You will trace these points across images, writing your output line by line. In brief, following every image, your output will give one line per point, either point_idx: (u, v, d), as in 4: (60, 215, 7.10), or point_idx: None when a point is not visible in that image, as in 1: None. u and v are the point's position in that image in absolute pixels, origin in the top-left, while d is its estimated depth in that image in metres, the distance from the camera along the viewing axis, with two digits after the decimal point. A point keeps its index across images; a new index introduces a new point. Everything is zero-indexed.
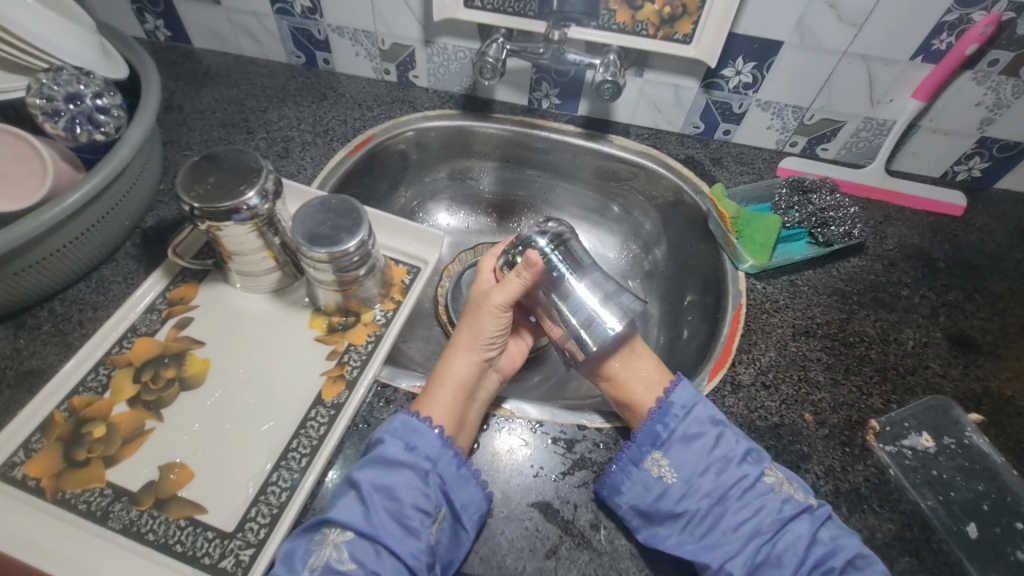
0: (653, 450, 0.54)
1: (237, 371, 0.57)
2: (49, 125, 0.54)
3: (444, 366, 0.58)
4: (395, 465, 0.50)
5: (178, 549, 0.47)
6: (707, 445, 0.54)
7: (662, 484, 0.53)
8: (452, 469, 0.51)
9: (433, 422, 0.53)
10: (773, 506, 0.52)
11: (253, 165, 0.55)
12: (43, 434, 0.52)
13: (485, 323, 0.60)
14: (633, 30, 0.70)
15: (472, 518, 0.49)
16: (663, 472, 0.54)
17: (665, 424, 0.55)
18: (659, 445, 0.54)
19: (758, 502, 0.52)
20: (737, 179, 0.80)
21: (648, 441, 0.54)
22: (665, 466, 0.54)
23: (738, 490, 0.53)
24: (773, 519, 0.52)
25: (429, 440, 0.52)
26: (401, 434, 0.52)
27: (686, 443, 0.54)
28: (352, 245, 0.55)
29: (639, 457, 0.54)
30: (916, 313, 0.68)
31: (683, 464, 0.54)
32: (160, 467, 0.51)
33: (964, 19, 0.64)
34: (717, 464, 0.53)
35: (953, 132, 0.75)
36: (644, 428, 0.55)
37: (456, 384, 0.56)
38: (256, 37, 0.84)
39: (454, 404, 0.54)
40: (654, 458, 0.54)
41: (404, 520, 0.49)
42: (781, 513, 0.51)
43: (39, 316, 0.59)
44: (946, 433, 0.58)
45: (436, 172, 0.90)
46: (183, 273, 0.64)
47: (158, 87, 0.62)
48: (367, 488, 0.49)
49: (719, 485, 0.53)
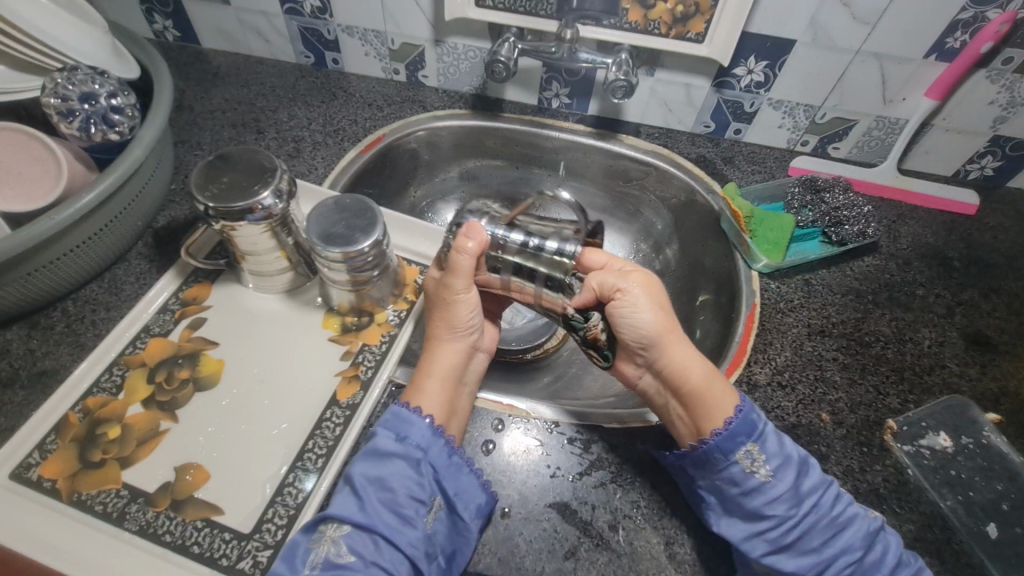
0: (749, 442, 0.49)
1: (252, 372, 0.57)
2: (63, 125, 0.54)
3: (429, 359, 0.57)
4: (386, 456, 0.49)
5: (196, 551, 0.47)
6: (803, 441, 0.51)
7: (755, 481, 0.49)
8: (444, 458, 0.50)
9: (424, 412, 0.52)
10: (862, 517, 0.49)
11: (267, 165, 0.55)
12: (57, 435, 0.51)
13: (458, 308, 0.57)
14: (645, 29, 0.70)
15: (468, 506, 0.48)
16: (758, 468, 0.49)
17: (760, 414, 0.51)
18: (756, 436, 0.50)
19: (850, 512, 0.49)
20: (749, 179, 0.79)
21: (745, 432, 0.50)
22: (762, 462, 0.49)
23: (829, 496, 0.49)
24: (864, 535, 0.48)
25: (420, 430, 0.50)
26: (391, 425, 0.51)
27: (780, 439, 0.50)
28: (366, 245, 0.54)
29: (731, 448, 0.49)
30: (932, 313, 0.68)
31: (783, 460, 0.49)
32: (176, 468, 0.51)
33: (978, 17, 0.63)
34: (809, 465, 0.50)
35: (966, 130, 0.75)
36: (739, 416, 0.50)
37: (444, 373, 0.55)
38: (265, 37, 0.84)
39: (444, 393, 0.53)
40: (749, 451, 0.49)
41: (399, 510, 0.47)
42: (870, 526, 0.49)
43: (52, 317, 0.59)
44: (963, 433, 0.58)
45: (446, 172, 0.89)
46: (195, 274, 0.63)
47: (171, 88, 0.61)
48: (360, 480, 0.48)
49: (814, 486, 0.49)
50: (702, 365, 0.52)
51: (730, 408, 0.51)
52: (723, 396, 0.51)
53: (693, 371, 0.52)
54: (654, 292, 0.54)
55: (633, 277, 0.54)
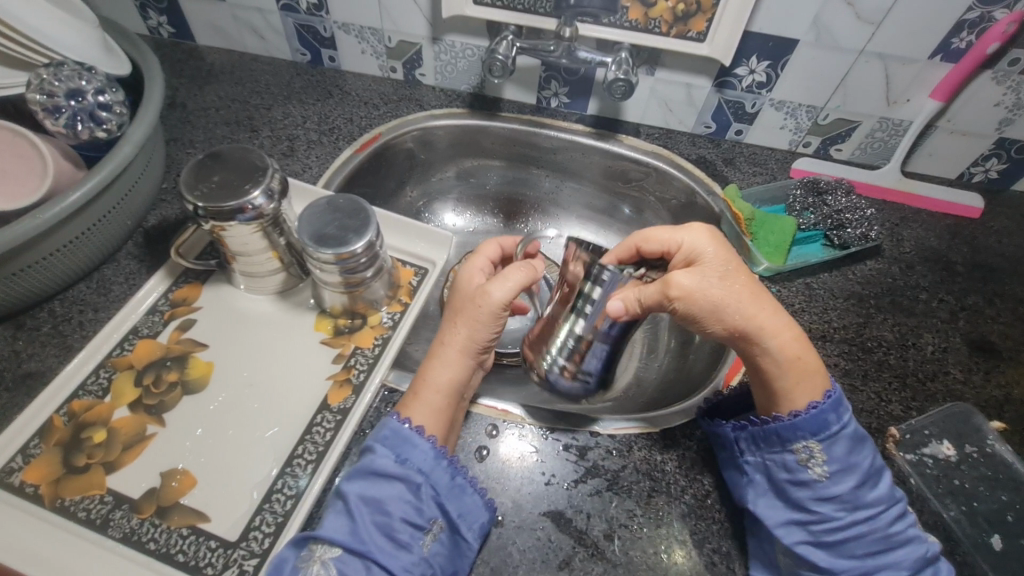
0: (811, 439, 0.49)
1: (241, 375, 0.56)
2: (49, 122, 0.53)
3: (435, 366, 0.54)
4: (384, 477, 0.47)
5: (180, 559, 0.46)
6: (871, 454, 0.49)
7: (808, 475, 0.49)
8: (447, 479, 0.48)
9: (426, 432, 0.50)
10: (921, 540, 0.48)
11: (258, 164, 0.54)
12: (41, 439, 0.50)
13: (476, 326, 0.54)
14: (646, 27, 0.69)
15: (472, 526, 0.47)
16: (814, 465, 0.49)
17: (838, 416, 0.49)
18: (822, 435, 0.48)
19: (910, 533, 0.48)
20: (750, 180, 0.78)
21: (810, 429, 0.49)
22: (820, 461, 0.48)
23: (889, 513, 0.48)
24: (917, 560, 0.47)
25: (422, 451, 0.48)
26: (391, 444, 0.49)
27: (852, 446, 0.49)
28: (359, 246, 0.53)
29: (790, 437, 0.49)
30: (935, 318, 0.66)
31: (844, 466, 0.48)
32: (162, 474, 0.49)
33: (985, 18, 0.62)
34: (875, 478, 0.49)
35: (971, 132, 0.74)
36: (813, 415, 0.49)
37: (450, 389, 0.53)
38: (260, 34, 0.83)
39: (442, 409, 0.51)
40: (809, 446, 0.49)
41: (394, 534, 0.46)
42: (927, 551, 0.48)
43: (38, 317, 0.57)
44: (967, 441, 0.57)
45: (442, 172, 0.88)
46: (186, 274, 0.62)
47: (161, 85, 0.60)
48: (355, 500, 0.46)
49: (876, 500, 0.48)
50: (777, 350, 0.51)
51: (803, 402, 0.50)
52: (815, 376, 0.51)
53: (769, 356, 0.51)
54: (708, 292, 0.50)
55: (677, 277, 0.50)
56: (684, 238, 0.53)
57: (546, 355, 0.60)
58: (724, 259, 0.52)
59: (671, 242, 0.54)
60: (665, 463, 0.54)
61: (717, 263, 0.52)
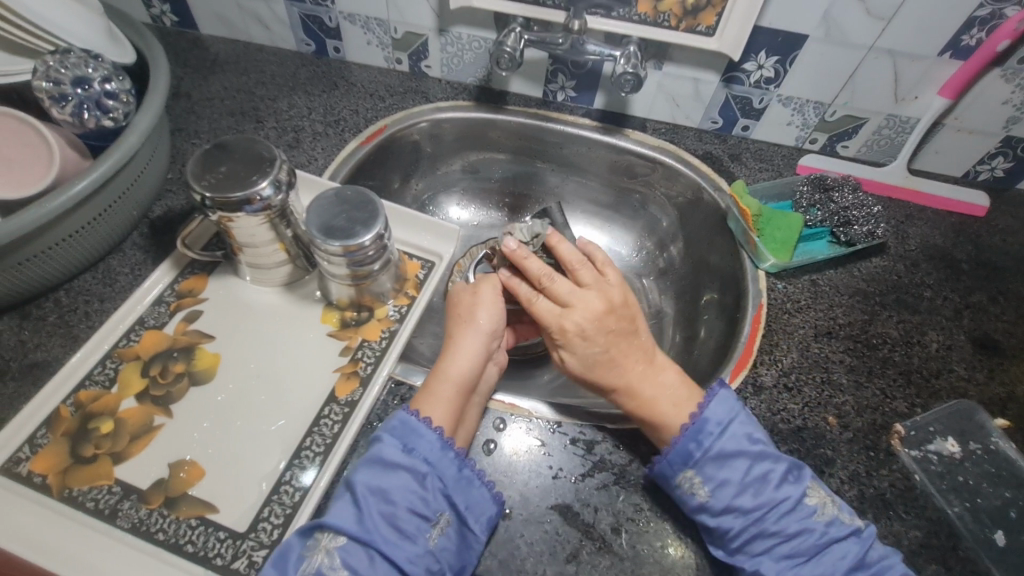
0: (684, 468, 0.50)
1: (248, 367, 0.56)
2: (55, 110, 0.53)
3: (447, 359, 0.55)
4: (391, 467, 0.48)
5: (189, 549, 0.46)
6: (744, 464, 0.50)
7: (696, 502, 0.49)
8: (453, 471, 0.48)
9: (434, 422, 0.50)
10: (818, 529, 0.49)
11: (265, 154, 0.54)
12: (48, 429, 0.50)
13: (481, 307, 0.59)
14: (654, 20, 0.69)
15: (478, 519, 0.47)
16: (697, 490, 0.49)
17: (698, 441, 0.51)
18: (691, 462, 0.50)
19: (800, 525, 0.49)
20: (756, 176, 0.78)
21: (679, 459, 0.50)
22: (699, 484, 0.50)
23: (779, 511, 0.49)
24: (817, 543, 0.49)
25: (428, 442, 0.49)
26: (398, 433, 0.49)
27: (721, 462, 0.50)
28: (367, 239, 0.53)
29: (671, 474, 0.50)
30: (940, 316, 0.67)
31: (720, 482, 0.50)
32: (170, 465, 0.49)
33: (996, 15, 0.62)
34: (755, 484, 0.50)
35: (977, 130, 0.74)
36: (675, 446, 0.51)
37: (459, 380, 0.54)
38: (265, 24, 0.82)
39: (455, 400, 0.52)
40: (686, 475, 0.50)
41: (399, 525, 0.46)
42: (826, 536, 0.49)
43: (44, 307, 0.57)
44: (971, 438, 0.57)
45: (449, 165, 0.88)
46: (192, 265, 0.62)
47: (167, 73, 0.59)
48: (361, 490, 0.46)
49: (759, 504, 0.49)
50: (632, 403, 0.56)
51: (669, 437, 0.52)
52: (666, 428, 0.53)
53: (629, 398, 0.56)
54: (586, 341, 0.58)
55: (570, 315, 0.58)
56: (553, 318, 0.58)
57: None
58: (592, 340, 0.57)
59: (543, 314, 0.59)
60: None
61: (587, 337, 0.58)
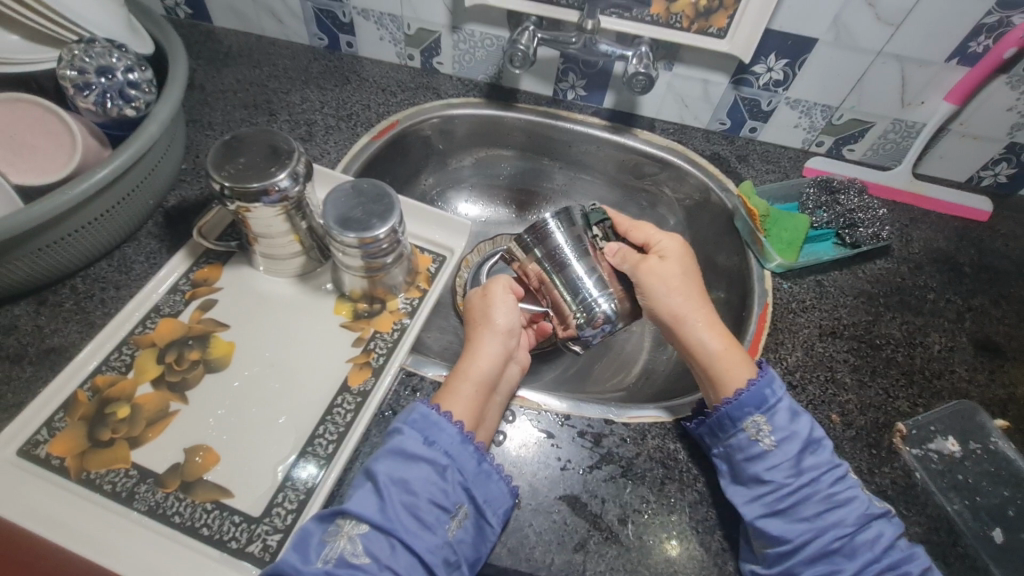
0: (756, 414, 0.52)
1: (262, 356, 0.57)
2: (78, 99, 0.53)
3: (466, 360, 0.56)
4: (412, 458, 0.48)
5: (205, 532, 0.47)
6: (809, 423, 0.53)
7: (759, 448, 0.51)
8: (473, 465, 0.49)
9: (455, 418, 0.51)
10: (862, 500, 0.50)
11: (283, 146, 0.54)
12: (66, 413, 0.51)
13: (495, 308, 0.60)
14: (667, 22, 0.69)
15: (496, 512, 0.48)
16: (763, 437, 0.52)
17: (773, 391, 0.53)
18: (765, 408, 0.52)
19: (849, 495, 0.50)
20: (763, 178, 0.79)
21: (753, 404, 0.52)
22: (767, 431, 0.52)
23: (830, 477, 0.51)
24: (860, 514, 0.49)
25: (450, 434, 0.50)
26: (419, 426, 0.50)
27: (791, 416, 0.53)
28: (382, 231, 0.54)
29: (740, 416, 0.52)
30: (942, 318, 0.68)
31: (787, 434, 0.51)
32: (185, 450, 0.50)
33: (1003, 22, 0.63)
34: (814, 445, 0.52)
35: (982, 136, 0.75)
36: (752, 389, 0.53)
37: (479, 380, 0.54)
38: (279, 17, 0.83)
39: (475, 400, 0.52)
40: (755, 421, 0.52)
41: (420, 515, 0.47)
42: (868, 510, 0.50)
43: (60, 294, 0.58)
44: (971, 437, 0.58)
45: (458, 161, 0.89)
46: (206, 254, 0.63)
47: (186, 64, 0.60)
48: (384, 479, 0.47)
49: (816, 463, 0.51)
50: (711, 342, 0.57)
51: (744, 378, 0.54)
52: (742, 361, 0.56)
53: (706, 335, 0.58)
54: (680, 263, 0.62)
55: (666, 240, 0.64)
56: (661, 237, 0.64)
57: (575, 309, 0.57)
58: (688, 264, 0.62)
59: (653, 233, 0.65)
60: (677, 451, 0.55)
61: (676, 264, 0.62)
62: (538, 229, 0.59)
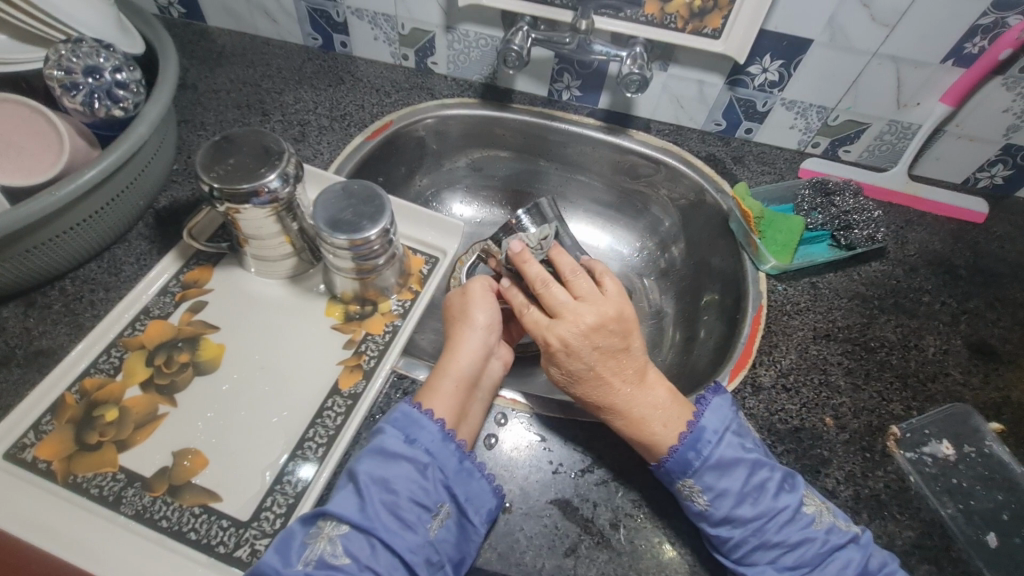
0: (684, 477, 0.50)
1: (253, 359, 0.56)
2: (66, 99, 0.53)
3: (447, 357, 0.55)
4: (394, 457, 0.48)
5: (192, 537, 0.46)
6: (743, 473, 0.50)
7: (695, 509, 0.49)
8: (454, 463, 0.49)
9: (435, 415, 0.50)
10: (818, 538, 0.49)
11: (273, 147, 0.54)
12: (54, 416, 0.51)
13: (474, 305, 0.59)
14: (661, 22, 0.69)
15: (479, 511, 0.48)
16: (696, 499, 0.49)
17: (698, 451, 0.50)
18: (691, 472, 0.49)
19: (801, 535, 0.49)
20: (759, 179, 0.79)
21: (678, 468, 0.50)
22: (699, 493, 0.49)
23: (776, 521, 0.49)
24: (817, 552, 0.49)
25: (430, 433, 0.49)
26: (401, 425, 0.50)
27: (721, 471, 0.50)
28: (373, 233, 0.53)
29: (670, 481, 0.50)
30: (937, 320, 0.67)
31: (720, 491, 0.49)
32: (174, 453, 0.50)
33: (999, 23, 0.62)
34: (754, 493, 0.50)
35: (978, 137, 0.75)
36: (675, 455, 0.50)
37: (458, 375, 0.53)
38: (272, 17, 0.82)
39: (457, 395, 0.52)
40: (685, 484, 0.50)
41: (401, 514, 0.46)
42: (825, 546, 0.48)
43: (49, 295, 0.57)
44: (965, 441, 0.58)
45: (453, 162, 0.88)
46: (197, 256, 0.62)
47: (176, 64, 0.59)
48: (364, 479, 0.47)
49: (757, 513, 0.49)
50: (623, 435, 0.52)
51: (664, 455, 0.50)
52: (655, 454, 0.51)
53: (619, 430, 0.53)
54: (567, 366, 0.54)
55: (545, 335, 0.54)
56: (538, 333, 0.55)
57: None
58: (575, 356, 0.53)
59: (533, 328, 0.56)
60: None
61: (561, 368, 0.54)
62: (509, 228, 0.67)
